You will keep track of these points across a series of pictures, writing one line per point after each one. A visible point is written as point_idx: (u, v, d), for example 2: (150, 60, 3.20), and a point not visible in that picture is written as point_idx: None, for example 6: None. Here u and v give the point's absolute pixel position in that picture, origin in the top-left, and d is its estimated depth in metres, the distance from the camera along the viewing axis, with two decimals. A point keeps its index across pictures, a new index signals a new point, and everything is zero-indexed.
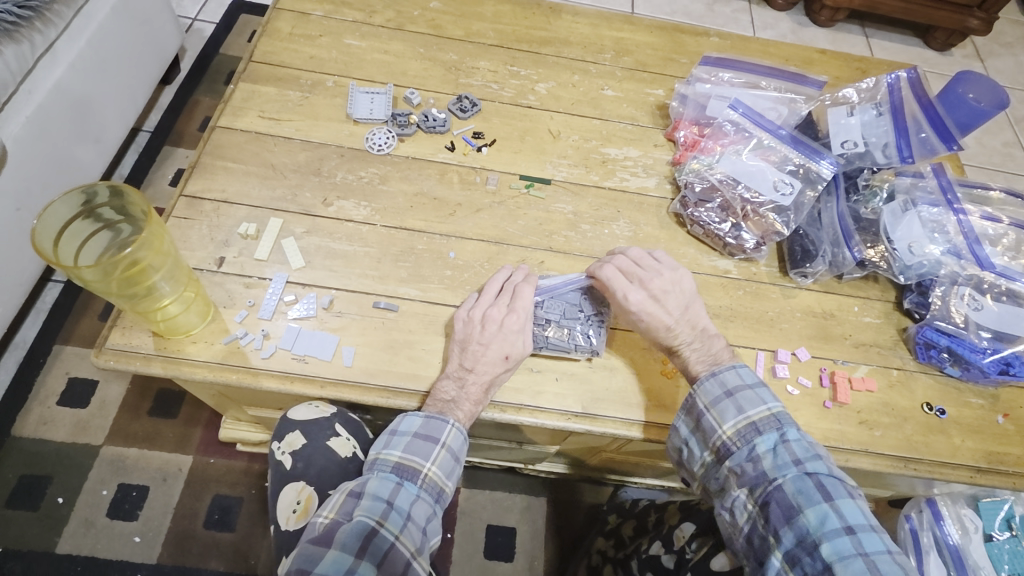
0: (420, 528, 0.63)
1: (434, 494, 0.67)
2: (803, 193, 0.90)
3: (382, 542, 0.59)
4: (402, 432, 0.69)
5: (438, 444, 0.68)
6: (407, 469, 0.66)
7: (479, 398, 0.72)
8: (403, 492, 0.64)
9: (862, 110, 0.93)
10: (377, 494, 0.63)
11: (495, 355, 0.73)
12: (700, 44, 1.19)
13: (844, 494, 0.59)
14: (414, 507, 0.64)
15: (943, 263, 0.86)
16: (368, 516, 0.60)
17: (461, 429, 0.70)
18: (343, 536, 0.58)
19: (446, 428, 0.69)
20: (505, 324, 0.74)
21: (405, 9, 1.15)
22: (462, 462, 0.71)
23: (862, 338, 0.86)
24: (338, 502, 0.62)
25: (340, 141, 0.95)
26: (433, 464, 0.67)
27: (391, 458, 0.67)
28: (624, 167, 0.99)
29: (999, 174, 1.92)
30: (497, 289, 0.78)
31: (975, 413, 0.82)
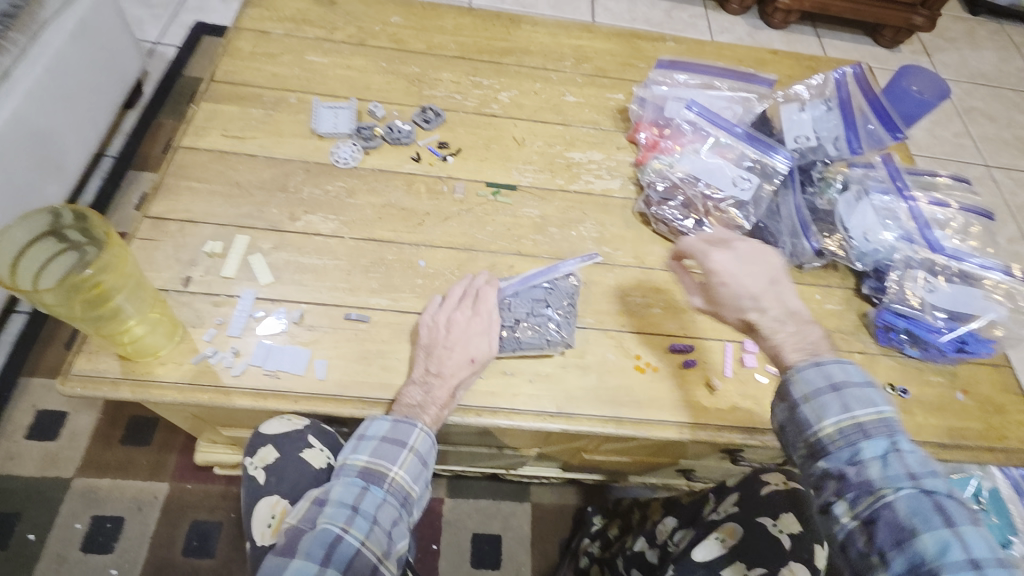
0: (386, 531, 0.64)
1: (400, 498, 0.68)
2: (762, 186, 0.93)
3: (348, 549, 0.60)
4: (369, 437, 0.70)
5: (405, 448, 0.69)
6: (374, 474, 0.67)
7: (445, 402, 0.73)
8: (369, 496, 0.65)
9: (812, 106, 0.97)
10: (342, 500, 0.64)
11: (461, 356, 0.75)
12: (657, 49, 1.23)
13: (966, 520, 0.52)
14: (380, 510, 0.65)
15: (897, 248, 0.89)
16: (332, 524, 0.61)
17: (430, 431, 0.71)
18: (307, 545, 0.59)
19: (414, 431, 0.70)
20: (473, 329, 0.77)
21: (366, 25, 1.16)
22: (430, 465, 0.72)
23: (826, 324, 0.89)
24: (303, 510, 0.64)
25: (306, 156, 0.95)
26: (400, 468, 0.68)
27: (358, 463, 0.68)
28: (588, 171, 1.02)
29: (950, 163, 2.00)
30: (460, 294, 0.81)
31: (936, 391, 0.85)
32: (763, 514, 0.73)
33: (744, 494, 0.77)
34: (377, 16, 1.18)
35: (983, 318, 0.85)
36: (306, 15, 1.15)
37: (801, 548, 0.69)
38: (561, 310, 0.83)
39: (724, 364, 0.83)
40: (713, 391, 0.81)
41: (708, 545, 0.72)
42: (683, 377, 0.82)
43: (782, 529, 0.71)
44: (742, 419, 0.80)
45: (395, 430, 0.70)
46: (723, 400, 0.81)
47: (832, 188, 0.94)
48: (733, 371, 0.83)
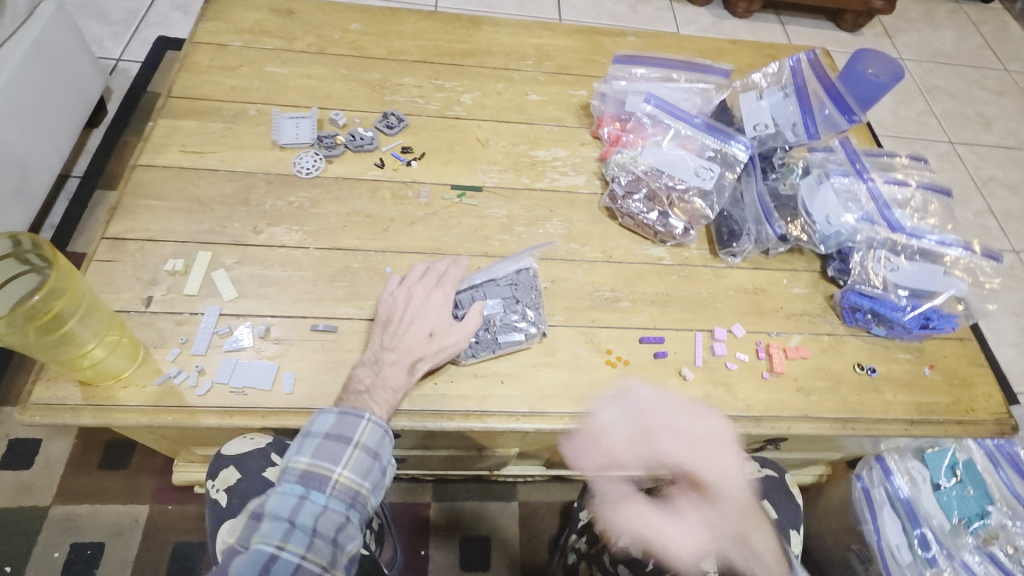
0: (329, 540, 0.62)
1: (349, 499, 0.65)
2: (723, 176, 0.95)
3: (284, 568, 0.59)
4: (313, 433, 0.67)
5: (351, 444, 0.67)
6: (315, 478, 0.65)
7: (394, 381, 0.72)
8: (307, 506, 0.63)
9: (770, 94, 0.98)
10: (277, 514, 0.62)
11: (419, 330, 0.75)
12: (618, 44, 1.23)
13: None
14: (321, 519, 0.63)
15: (859, 229, 0.90)
16: (265, 543, 0.60)
17: (379, 421, 0.69)
18: (239, 567, 0.59)
19: (362, 423, 0.68)
20: (439, 306, 0.78)
21: (325, 33, 1.15)
22: (384, 455, 0.69)
23: (792, 309, 0.90)
24: (240, 526, 0.62)
25: (267, 168, 0.94)
26: (344, 467, 0.66)
27: (299, 465, 0.65)
28: (553, 168, 1.02)
29: (916, 143, 2.04)
30: (422, 271, 0.81)
31: (903, 367, 0.86)
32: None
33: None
34: (336, 24, 1.17)
35: (945, 294, 0.87)
36: (265, 26, 1.14)
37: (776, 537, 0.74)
38: (526, 307, 0.83)
39: (695, 354, 0.83)
40: (684, 380, 0.81)
41: None
42: (654, 368, 0.82)
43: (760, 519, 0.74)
44: (715, 407, 0.80)
45: (339, 424, 0.68)
46: (694, 389, 0.81)
47: (795, 172, 0.96)
48: (704, 360, 0.83)
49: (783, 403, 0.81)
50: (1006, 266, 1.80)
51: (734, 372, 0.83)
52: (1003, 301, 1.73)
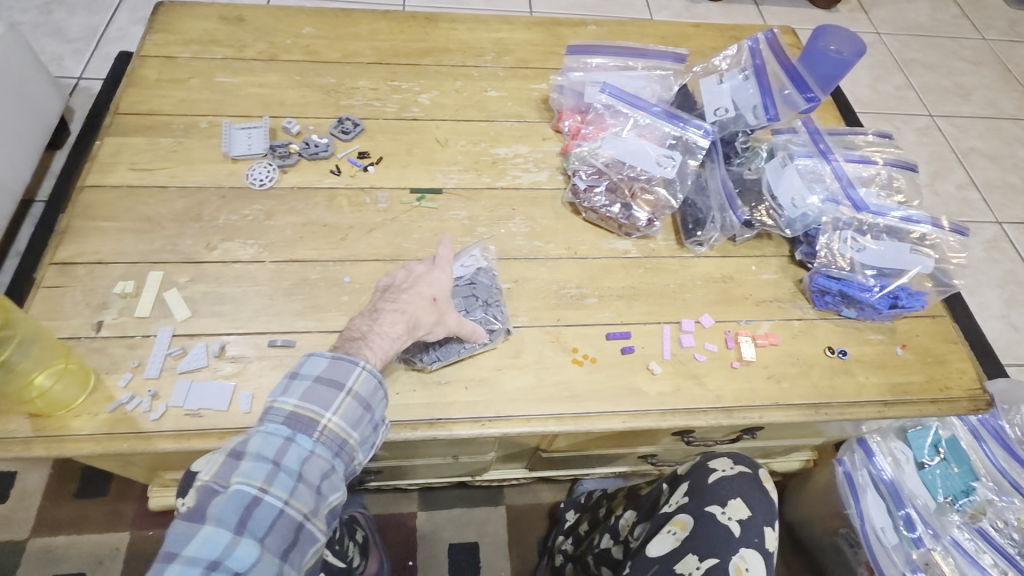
0: (313, 487, 0.59)
1: (335, 447, 0.62)
2: (684, 163, 0.93)
3: (267, 513, 0.56)
4: (303, 375, 0.63)
5: (343, 391, 0.63)
6: (302, 421, 0.61)
7: (390, 331, 0.69)
8: (292, 450, 0.59)
9: (729, 77, 0.97)
10: (260, 454, 0.58)
11: (425, 293, 0.73)
12: (579, 34, 1.21)
13: None
14: (306, 466, 0.59)
15: (824, 211, 0.89)
16: (249, 484, 0.56)
17: (373, 371, 0.65)
18: (219, 508, 0.55)
19: (355, 370, 0.64)
20: (443, 283, 0.75)
21: (277, 40, 1.13)
22: (376, 407, 0.65)
23: (762, 295, 0.89)
24: (218, 462, 0.58)
25: (220, 182, 0.92)
26: (334, 414, 0.62)
27: (285, 407, 0.61)
28: (514, 165, 1.00)
29: (894, 117, 2.02)
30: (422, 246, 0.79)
31: (876, 349, 0.85)
32: (712, 501, 0.71)
33: (692, 483, 0.75)
34: (288, 29, 1.14)
35: (912, 271, 0.85)
36: (214, 35, 1.12)
37: (749, 534, 0.69)
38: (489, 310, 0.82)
39: (663, 347, 0.82)
40: (652, 374, 0.80)
41: (663, 538, 0.71)
42: (622, 365, 0.80)
43: (731, 516, 0.70)
44: (685, 401, 0.78)
45: (331, 369, 0.64)
46: (663, 382, 0.79)
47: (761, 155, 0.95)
48: (672, 352, 0.82)
49: (754, 392, 0.80)
50: (989, 238, 1.79)
51: (702, 363, 0.81)
52: (987, 274, 1.73)
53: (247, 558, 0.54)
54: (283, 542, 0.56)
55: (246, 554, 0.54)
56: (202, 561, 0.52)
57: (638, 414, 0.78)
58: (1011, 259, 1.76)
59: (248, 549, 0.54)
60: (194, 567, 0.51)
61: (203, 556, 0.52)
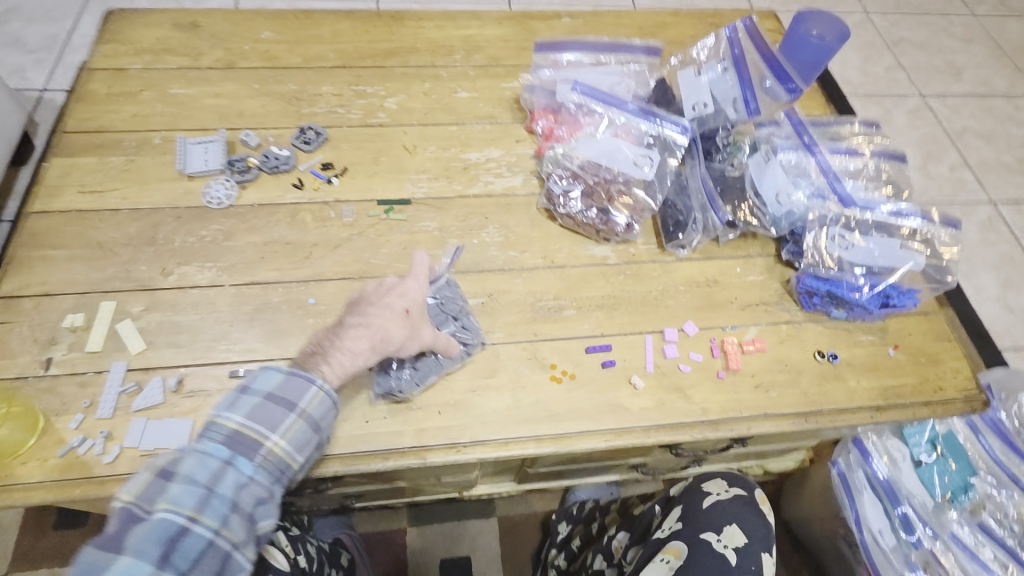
0: (247, 516, 0.57)
1: (276, 471, 0.60)
2: (663, 162, 0.89)
3: (195, 543, 0.53)
4: (254, 390, 0.61)
5: (294, 412, 0.61)
6: (245, 442, 0.58)
7: (353, 347, 0.65)
8: (228, 474, 0.57)
9: (708, 68, 0.92)
10: (192, 478, 0.55)
11: (395, 306, 0.69)
12: (552, 28, 1.16)
13: None
14: (243, 493, 0.57)
15: (810, 207, 0.86)
16: (178, 511, 0.53)
17: (329, 391, 0.64)
18: (141, 538, 0.51)
19: (311, 390, 0.62)
20: (416, 296, 0.71)
21: (234, 46, 1.07)
22: (325, 429, 0.64)
23: (747, 299, 0.85)
24: (142, 484, 0.54)
25: (175, 202, 0.87)
26: (281, 436, 0.60)
27: (228, 424, 0.59)
28: (487, 171, 0.95)
29: (884, 98, 1.98)
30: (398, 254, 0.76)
31: (867, 351, 0.81)
32: (707, 528, 0.68)
33: (685, 508, 0.72)
34: (246, 34, 1.09)
35: (903, 268, 0.82)
36: (167, 44, 1.06)
37: (747, 562, 0.66)
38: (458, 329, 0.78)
39: (646, 360, 0.78)
40: (635, 389, 0.76)
41: (655, 567, 0.67)
42: (603, 380, 0.76)
43: (726, 543, 0.66)
44: (670, 416, 0.75)
45: (285, 388, 0.62)
46: (646, 397, 0.76)
47: (743, 150, 0.91)
48: (655, 364, 0.78)
49: (742, 403, 0.76)
50: (983, 218, 1.76)
51: (686, 374, 0.78)
52: (983, 256, 1.70)
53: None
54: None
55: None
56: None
57: (621, 431, 0.74)
58: (1006, 240, 1.73)
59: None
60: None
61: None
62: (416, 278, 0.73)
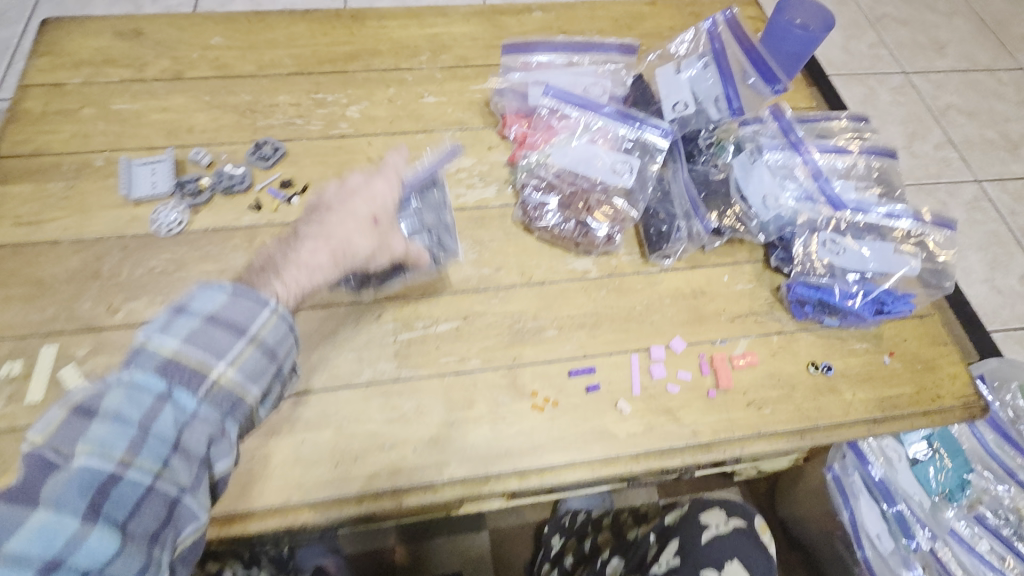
0: (192, 454, 0.51)
1: (225, 406, 0.54)
2: (643, 169, 0.84)
3: (131, 489, 0.47)
4: (193, 312, 0.55)
5: (243, 338, 0.55)
6: (184, 372, 0.52)
7: (314, 250, 0.65)
8: (166, 412, 0.51)
9: (687, 65, 0.89)
10: (121, 415, 0.48)
11: (363, 212, 0.69)
12: (523, 22, 1.10)
13: None
14: (186, 431, 0.51)
15: (799, 211, 0.82)
16: (107, 455, 0.47)
17: (284, 317, 0.58)
18: (60, 487, 0.44)
19: (263, 313, 0.57)
20: (387, 202, 0.71)
21: (182, 54, 1.00)
22: (283, 358, 0.59)
23: (736, 309, 0.81)
24: (58, 425, 0.47)
25: (121, 230, 0.81)
26: (230, 365, 0.54)
27: (163, 352, 0.52)
28: (458, 182, 0.90)
29: (868, 78, 1.94)
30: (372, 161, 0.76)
31: (861, 360, 0.78)
32: (707, 566, 0.65)
33: (682, 542, 0.69)
34: (194, 41, 1.01)
35: (897, 273, 0.78)
36: (108, 54, 0.98)
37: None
38: (433, 241, 0.80)
39: (632, 382, 0.74)
40: (621, 414, 0.72)
41: None
42: (587, 406, 0.72)
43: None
44: (660, 441, 0.71)
45: (231, 312, 0.56)
46: (634, 422, 0.72)
47: (728, 149, 0.86)
48: (642, 386, 0.74)
49: (734, 423, 0.73)
50: (969, 198, 1.74)
51: (675, 395, 0.74)
52: (970, 237, 1.68)
53: (104, 550, 0.43)
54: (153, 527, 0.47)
55: (104, 543, 0.44)
56: (35, 558, 0.41)
57: (608, 460, 0.70)
58: (993, 219, 1.71)
59: (107, 536, 0.44)
60: (27, 564, 0.41)
61: (38, 549, 0.41)
62: (386, 179, 0.73)
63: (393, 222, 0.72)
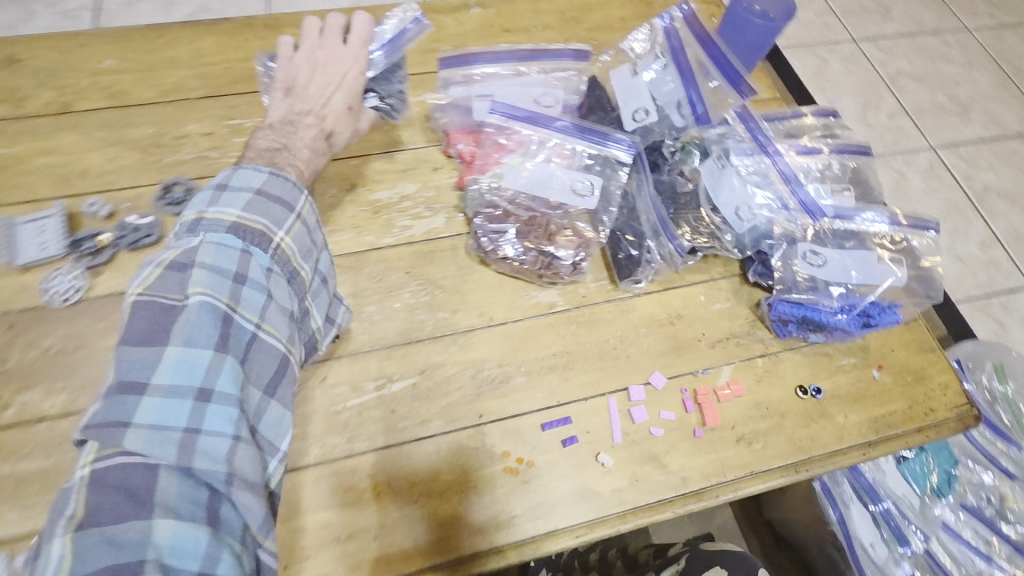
0: (282, 307, 0.56)
1: (290, 270, 0.58)
2: (604, 188, 0.77)
3: (240, 333, 0.52)
4: (238, 187, 0.57)
5: (293, 213, 0.59)
6: (253, 233, 0.55)
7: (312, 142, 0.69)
8: (253, 265, 0.54)
9: (644, 66, 0.81)
10: (216, 267, 0.52)
11: (342, 98, 0.73)
12: (461, 19, 0.98)
13: None
14: (271, 283, 0.55)
15: (774, 221, 0.76)
16: (215, 298, 0.51)
17: (313, 207, 0.63)
18: (183, 329, 0.48)
19: (300, 199, 0.61)
20: (344, 74, 0.73)
21: (68, 82, 0.86)
22: (317, 239, 0.63)
23: (716, 333, 0.75)
24: (156, 277, 0.50)
25: (6, 305, 0.69)
26: (287, 234, 0.58)
27: (227, 218, 0.55)
28: (402, 212, 0.79)
29: (820, 49, 1.90)
30: (329, 35, 0.76)
31: (850, 377, 0.73)
32: None
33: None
34: (82, 65, 0.87)
35: (882, 284, 0.74)
36: None
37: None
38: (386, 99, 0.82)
39: (613, 431, 0.67)
40: (603, 469, 0.65)
41: None
42: (563, 463, 0.65)
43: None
44: (648, 493, 0.64)
45: (274, 188, 0.59)
46: (618, 475, 0.65)
47: (695, 156, 0.80)
48: (623, 433, 0.67)
49: (726, 463, 0.67)
50: (927, 166, 1.73)
51: (660, 439, 0.67)
52: (930, 206, 1.67)
53: (234, 381, 0.49)
54: (270, 369, 0.53)
55: (232, 380, 0.49)
56: (184, 389, 0.47)
57: (592, 522, 0.63)
58: (951, 187, 1.71)
59: (235, 369, 0.50)
60: (179, 395, 0.47)
61: (183, 382, 0.47)
62: (331, 48, 0.74)
63: (357, 84, 0.75)
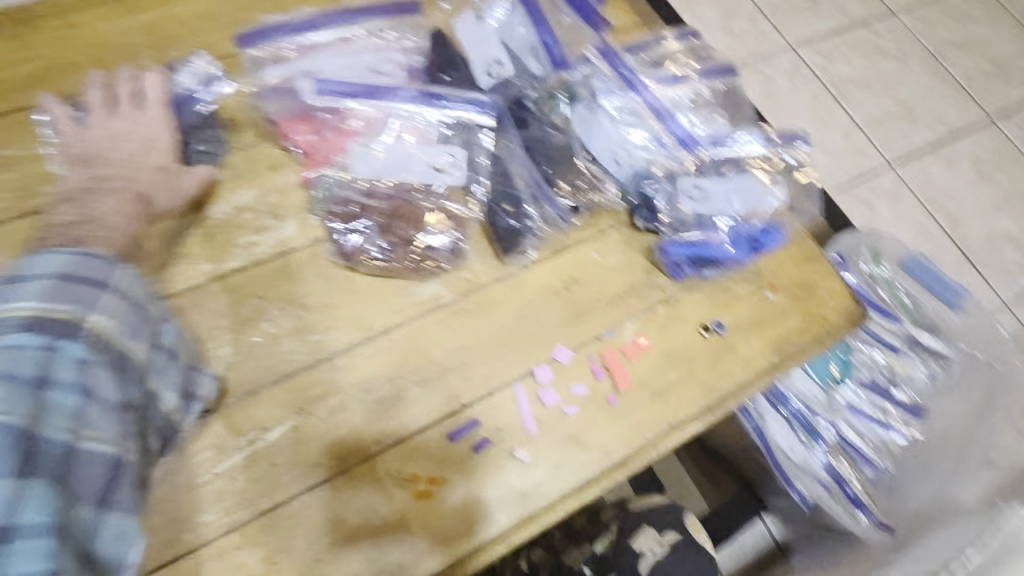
0: (105, 408, 0.46)
1: (110, 363, 0.47)
2: (469, 159, 0.70)
3: (51, 449, 0.42)
4: (29, 279, 0.46)
5: (107, 292, 0.48)
6: (55, 326, 0.45)
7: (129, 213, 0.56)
8: (59, 364, 0.44)
9: (491, 9, 0.74)
10: (15, 373, 0.42)
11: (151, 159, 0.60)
12: None
13: None
14: (90, 379, 0.45)
15: (653, 160, 0.73)
16: (9, 413, 0.40)
17: (135, 277, 0.52)
18: None
19: (115, 275, 0.50)
20: (149, 137, 0.62)
21: None
22: (149, 316, 0.52)
23: (614, 290, 0.71)
24: None
25: None
26: (103, 318, 0.47)
27: (22, 315, 0.45)
28: (239, 225, 0.66)
29: None
30: (118, 101, 0.63)
31: (747, 305, 0.73)
32: None
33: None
34: None
35: (762, 206, 0.74)
36: None
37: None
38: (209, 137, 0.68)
39: (525, 420, 0.62)
40: (522, 465, 0.60)
41: None
42: (479, 468, 0.60)
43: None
44: (571, 475, 0.61)
45: (82, 274, 0.48)
46: (538, 466, 0.61)
47: (565, 102, 0.73)
48: (537, 421, 0.62)
49: (643, 423, 0.65)
50: (789, 66, 1.78)
51: (575, 417, 0.63)
52: (797, 106, 1.73)
53: (49, 503, 0.39)
54: (97, 484, 0.44)
55: (48, 499, 0.39)
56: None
57: (523, 521, 0.59)
58: (813, 83, 1.77)
59: (51, 490, 0.40)
60: None
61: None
62: (129, 116, 0.62)
63: (171, 146, 0.63)
